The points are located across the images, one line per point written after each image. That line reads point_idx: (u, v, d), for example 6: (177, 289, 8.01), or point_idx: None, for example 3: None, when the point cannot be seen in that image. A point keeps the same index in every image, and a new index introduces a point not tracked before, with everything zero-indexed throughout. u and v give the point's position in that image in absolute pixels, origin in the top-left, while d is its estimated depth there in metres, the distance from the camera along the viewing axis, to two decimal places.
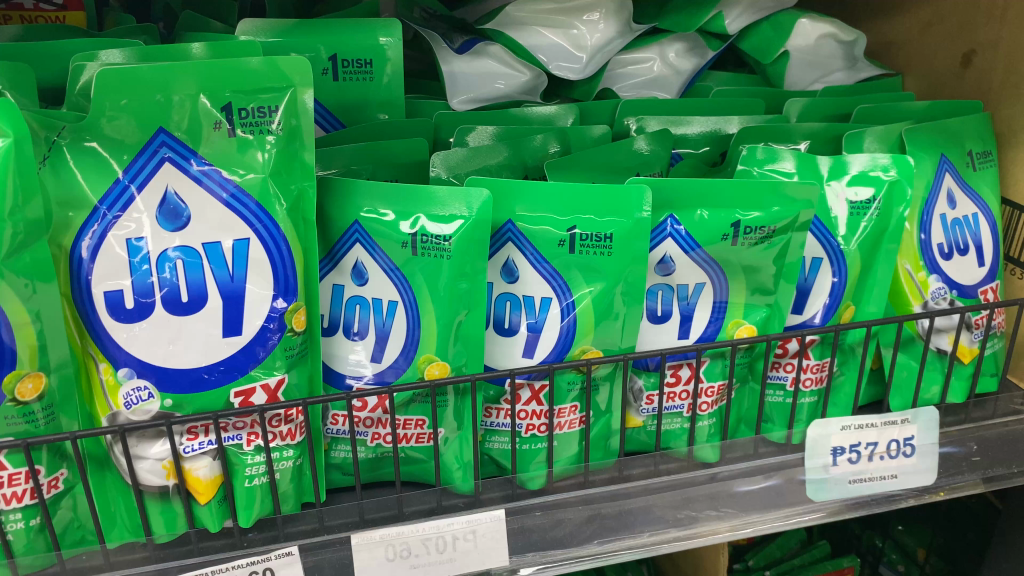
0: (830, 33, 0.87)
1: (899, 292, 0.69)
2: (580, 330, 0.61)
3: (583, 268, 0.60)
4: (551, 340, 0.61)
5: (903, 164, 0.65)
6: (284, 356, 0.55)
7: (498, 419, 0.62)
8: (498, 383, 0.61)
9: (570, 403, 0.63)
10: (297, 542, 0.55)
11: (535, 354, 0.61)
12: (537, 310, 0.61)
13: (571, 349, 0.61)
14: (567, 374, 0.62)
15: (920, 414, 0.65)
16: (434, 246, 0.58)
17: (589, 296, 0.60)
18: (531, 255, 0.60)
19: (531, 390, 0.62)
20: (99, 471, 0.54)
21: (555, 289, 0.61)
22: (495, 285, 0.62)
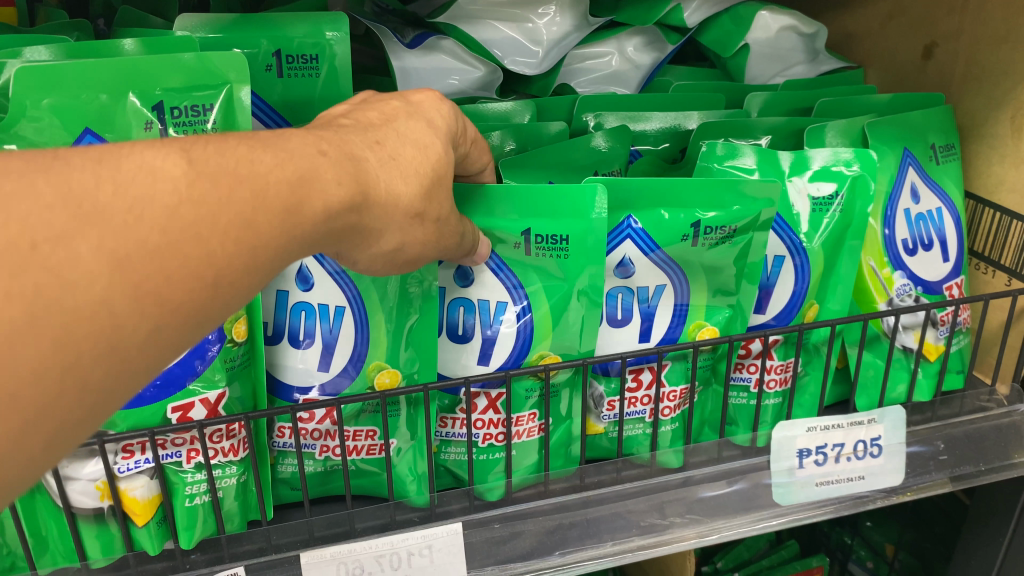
0: (791, 25, 0.86)
1: (863, 288, 0.68)
2: (538, 335, 0.59)
3: (538, 271, 0.58)
4: (505, 347, 0.59)
5: (865, 159, 0.63)
6: (225, 367, 0.53)
7: (453, 429, 0.60)
8: (453, 393, 0.59)
9: (528, 410, 0.61)
10: (244, 562, 0.52)
11: (490, 362, 0.59)
12: (492, 315, 0.59)
13: (529, 354, 0.59)
14: (526, 382, 0.60)
15: (887, 413, 0.63)
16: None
17: (545, 301, 0.58)
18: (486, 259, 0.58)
19: (487, 399, 0.60)
20: (27, 494, 0.51)
21: (511, 293, 0.59)
22: (447, 289, 0.59)
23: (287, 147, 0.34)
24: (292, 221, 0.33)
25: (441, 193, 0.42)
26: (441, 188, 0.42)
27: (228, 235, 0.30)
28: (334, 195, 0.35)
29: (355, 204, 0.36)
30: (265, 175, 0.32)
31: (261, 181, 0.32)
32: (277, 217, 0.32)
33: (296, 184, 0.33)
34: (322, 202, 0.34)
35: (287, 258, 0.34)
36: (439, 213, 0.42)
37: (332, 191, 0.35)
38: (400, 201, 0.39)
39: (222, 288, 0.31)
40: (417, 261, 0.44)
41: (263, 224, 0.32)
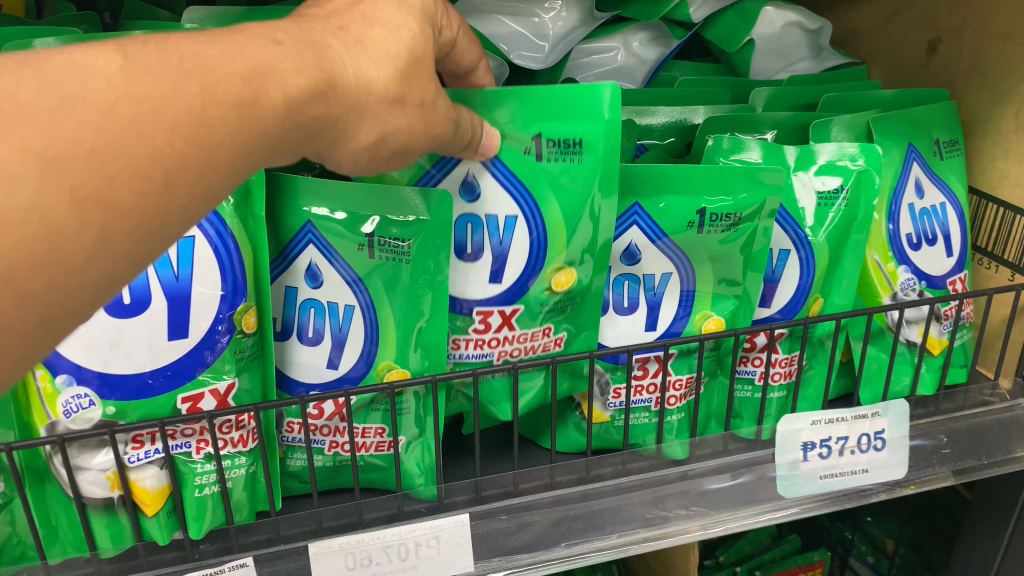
0: (796, 20, 0.86)
1: (867, 283, 0.68)
2: (551, 248, 0.59)
3: (549, 182, 0.58)
4: (518, 264, 0.59)
5: (870, 153, 0.64)
6: (234, 359, 0.53)
7: (466, 350, 0.60)
8: (464, 313, 0.60)
9: (538, 326, 0.60)
10: (252, 552, 0.52)
11: (502, 279, 0.59)
12: (501, 229, 0.59)
13: (542, 271, 0.59)
14: (540, 294, 0.59)
15: (890, 407, 0.64)
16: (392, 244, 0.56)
17: (557, 211, 0.58)
18: (495, 169, 0.58)
19: (501, 316, 0.59)
20: (37, 484, 0.52)
21: (522, 208, 0.59)
22: (456, 205, 0.59)
23: (239, 40, 0.34)
24: (248, 116, 0.33)
25: (420, 77, 0.41)
26: (421, 70, 0.41)
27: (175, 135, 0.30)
28: (292, 84, 0.34)
29: (320, 92, 0.36)
30: (220, 73, 0.32)
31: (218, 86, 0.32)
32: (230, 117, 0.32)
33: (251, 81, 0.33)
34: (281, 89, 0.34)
35: (249, 158, 0.34)
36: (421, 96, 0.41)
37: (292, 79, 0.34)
38: (372, 85, 0.38)
39: (177, 188, 0.31)
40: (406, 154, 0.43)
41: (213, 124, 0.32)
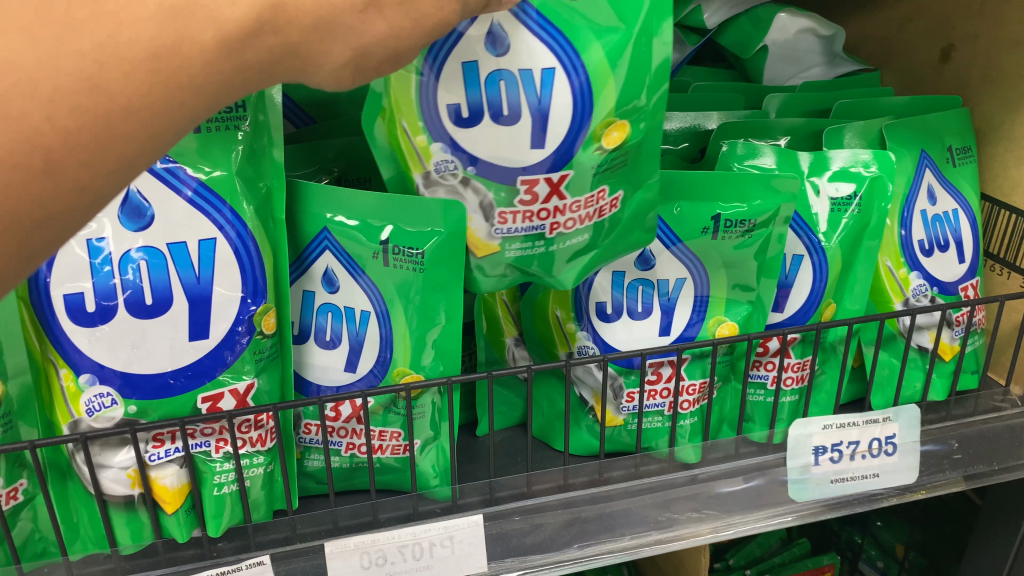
0: (808, 28, 0.86)
1: (880, 290, 0.69)
2: (599, 102, 0.51)
3: (583, 22, 0.50)
4: (562, 120, 0.50)
5: (884, 160, 0.64)
6: (254, 359, 0.54)
7: (515, 225, 0.52)
8: (510, 183, 0.51)
9: (593, 189, 0.53)
10: (269, 551, 0.53)
11: (546, 144, 0.51)
12: (538, 86, 0.50)
13: (592, 123, 0.51)
14: (591, 154, 0.52)
15: (902, 412, 0.64)
16: (450, 167, 0.52)
17: (598, 54, 0.50)
18: (527, 18, 0.49)
19: (549, 184, 0.51)
20: (60, 481, 0.53)
21: (561, 60, 0.50)
22: (481, 63, 0.49)
23: None
24: (163, 71, 0.29)
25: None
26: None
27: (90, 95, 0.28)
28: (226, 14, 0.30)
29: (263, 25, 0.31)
30: (137, 22, 0.28)
31: (126, 40, 0.28)
32: (142, 78, 0.29)
33: (168, 26, 0.29)
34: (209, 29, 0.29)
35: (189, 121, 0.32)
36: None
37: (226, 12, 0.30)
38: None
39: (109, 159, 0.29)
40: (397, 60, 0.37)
41: (117, 85, 0.28)
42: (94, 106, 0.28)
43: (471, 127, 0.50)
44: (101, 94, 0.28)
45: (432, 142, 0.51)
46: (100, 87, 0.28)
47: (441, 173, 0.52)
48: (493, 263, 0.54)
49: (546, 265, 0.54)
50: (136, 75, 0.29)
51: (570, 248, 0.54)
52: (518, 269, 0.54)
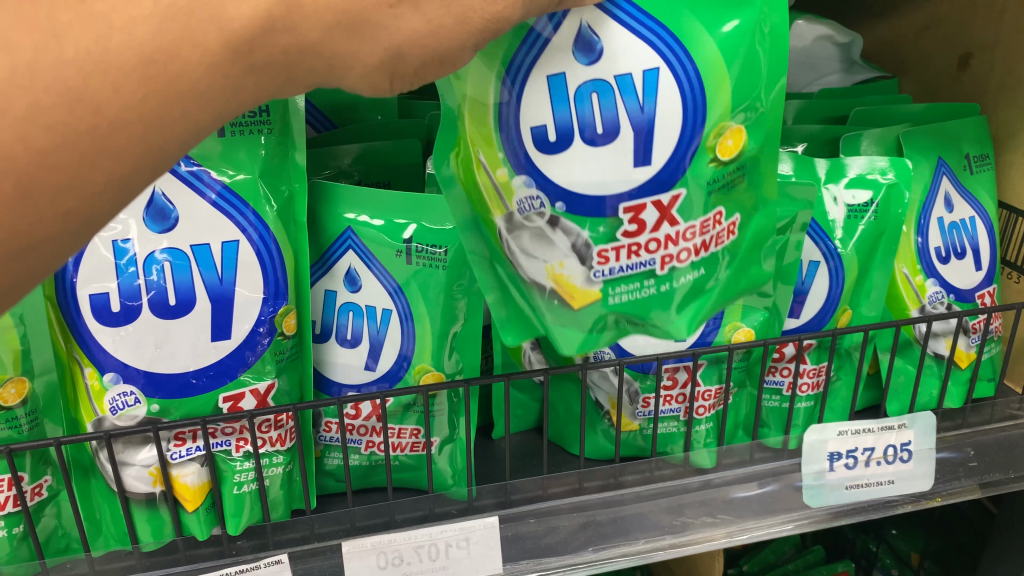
0: (826, 35, 0.86)
1: (896, 295, 0.69)
2: (715, 102, 0.43)
3: (693, 10, 0.43)
4: (671, 131, 0.43)
5: (901, 167, 0.65)
6: (274, 360, 0.54)
7: (619, 264, 0.44)
8: (608, 216, 0.43)
9: (708, 213, 0.45)
10: (287, 550, 0.54)
11: (652, 160, 0.43)
12: (640, 93, 0.42)
13: (706, 129, 0.44)
14: (705, 172, 0.44)
15: (918, 419, 0.64)
16: (537, 205, 0.45)
17: (711, 44, 0.43)
18: (621, 15, 0.41)
19: (657, 208, 0.44)
20: (83, 477, 0.54)
21: (666, 59, 0.42)
22: (571, 73, 0.42)
23: None
24: (159, 76, 0.32)
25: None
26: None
27: (71, 106, 0.30)
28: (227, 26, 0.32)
29: (271, 23, 0.33)
30: (132, 22, 0.30)
31: (117, 44, 0.30)
32: (136, 81, 0.31)
33: (168, 26, 0.31)
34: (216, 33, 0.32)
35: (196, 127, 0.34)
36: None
37: (232, 14, 0.32)
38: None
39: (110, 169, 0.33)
40: (423, 76, 0.37)
41: (107, 96, 0.31)
42: (79, 117, 0.31)
43: (557, 153, 0.43)
44: (87, 106, 0.31)
45: (513, 175, 0.45)
46: (84, 96, 0.31)
47: (526, 214, 0.45)
48: (589, 313, 0.46)
49: (653, 310, 0.46)
50: (127, 80, 0.31)
51: (681, 291, 0.46)
52: (618, 316, 0.46)
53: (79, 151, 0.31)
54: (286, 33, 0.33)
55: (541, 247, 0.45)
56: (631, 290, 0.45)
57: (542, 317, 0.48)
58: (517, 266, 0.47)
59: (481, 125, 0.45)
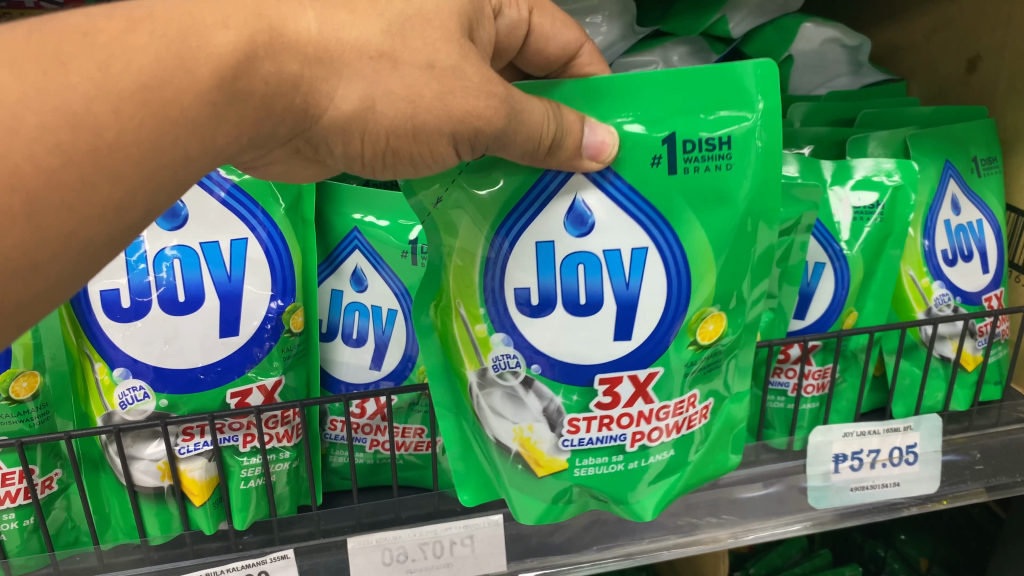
0: (835, 38, 0.86)
1: (902, 298, 0.69)
2: (695, 289, 0.47)
3: (689, 201, 0.46)
4: (653, 311, 0.46)
5: (906, 169, 0.64)
6: (282, 356, 0.55)
7: (590, 434, 0.47)
8: (585, 384, 0.46)
9: (683, 394, 0.48)
10: (293, 545, 0.54)
11: (632, 335, 0.46)
12: (626, 271, 0.45)
13: (687, 312, 0.47)
14: (682, 351, 0.47)
15: (923, 421, 0.64)
16: (512, 363, 0.47)
17: (699, 230, 0.46)
18: (614, 191, 0.45)
19: (633, 383, 0.46)
20: (93, 471, 0.55)
21: (653, 237, 0.46)
22: (558, 243, 0.45)
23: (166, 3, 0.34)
24: (154, 101, 0.33)
25: (425, 31, 0.37)
26: (430, 25, 0.37)
27: (75, 129, 0.32)
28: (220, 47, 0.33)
29: (255, 51, 0.34)
30: (132, 52, 0.32)
31: (118, 71, 0.32)
32: (132, 108, 0.33)
33: (168, 41, 0.33)
34: (208, 67, 0.33)
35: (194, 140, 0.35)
36: (433, 58, 0.37)
37: (217, 51, 0.33)
38: (346, 40, 0.36)
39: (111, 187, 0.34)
40: (418, 135, 0.39)
41: (106, 121, 0.32)
42: (80, 141, 0.32)
43: (540, 316, 0.46)
44: (88, 128, 0.32)
45: (491, 333, 0.47)
46: (84, 121, 0.32)
47: (500, 371, 0.47)
48: (555, 483, 0.48)
49: (624, 487, 0.48)
50: (124, 106, 0.32)
51: (651, 469, 0.48)
52: (587, 491, 0.49)
53: (82, 168, 0.32)
54: (265, 68, 0.35)
55: (513, 409, 0.47)
56: (613, 461, 0.47)
57: (511, 476, 0.49)
58: (486, 425, 0.49)
59: (465, 278, 0.48)
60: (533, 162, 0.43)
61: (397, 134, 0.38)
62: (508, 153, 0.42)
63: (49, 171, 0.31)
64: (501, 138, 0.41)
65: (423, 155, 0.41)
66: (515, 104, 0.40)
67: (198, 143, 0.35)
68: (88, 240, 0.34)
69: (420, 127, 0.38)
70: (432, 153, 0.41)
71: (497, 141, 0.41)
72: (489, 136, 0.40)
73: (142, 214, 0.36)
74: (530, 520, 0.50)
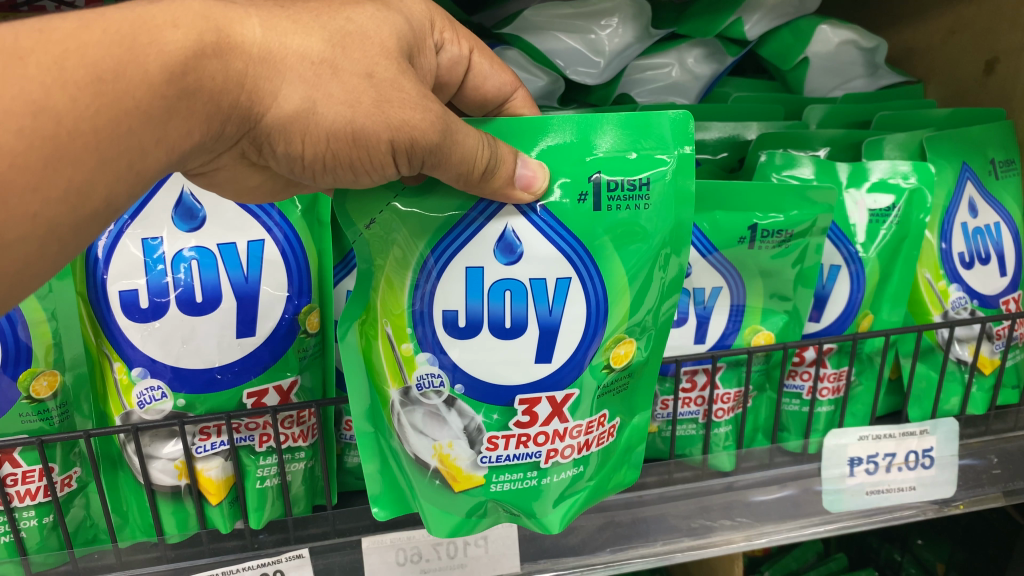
0: (851, 40, 0.86)
1: (918, 301, 0.68)
2: (613, 312, 0.47)
3: (612, 232, 0.46)
4: (572, 337, 0.46)
5: (923, 171, 0.65)
6: (298, 358, 0.56)
7: (507, 452, 0.46)
8: (504, 404, 0.45)
9: (594, 414, 0.47)
10: (308, 545, 0.55)
11: (553, 358, 0.46)
12: (548, 298, 0.45)
13: (604, 337, 0.47)
14: (596, 373, 0.47)
15: (939, 425, 0.64)
16: (435, 382, 0.46)
17: (619, 258, 0.46)
18: (542, 222, 0.45)
19: (551, 403, 0.46)
20: (111, 471, 0.56)
21: (578, 268, 0.46)
22: (487, 268, 0.45)
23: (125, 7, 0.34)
24: (109, 93, 0.33)
25: (366, 46, 0.38)
26: (370, 42, 0.38)
27: (36, 116, 0.32)
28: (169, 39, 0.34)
29: (202, 50, 0.35)
30: (84, 46, 0.33)
31: (72, 63, 0.33)
32: (89, 99, 0.33)
33: (116, 29, 0.33)
34: (159, 62, 0.34)
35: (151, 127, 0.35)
36: (371, 68, 0.37)
37: (166, 46, 0.34)
38: (289, 46, 0.36)
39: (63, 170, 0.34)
40: (357, 139, 0.38)
41: (64, 107, 0.33)
42: (40, 127, 0.32)
43: (464, 339, 0.45)
44: (49, 116, 0.32)
45: (417, 351, 0.46)
46: (45, 109, 0.32)
47: (424, 390, 0.46)
48: (468, 500, 0.47)
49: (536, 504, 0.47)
50: (81, 96, 0.33)
51: (564, 484, 0.47)
52: (500, 506, 0.47)
53: (44, 153, 0.33)
54: (212, 67, 0.35)
55: (433, 427, 0.46)
56: (527, 475, 0.46)
57: (424, 495, 0.48)
58: (404, 441, 0.47)
59: (394, 293, 0.46)
60: (468, 187, 0.42)
61: (336, 135, 0.38)
62: (443, 172, 0.41)
63: (13, 153, 0.32)
64: (438, 155, 0.40)
65: (363, 161, 0.40)
66: (450, 124, 0.39)
67: (153, 134, 0.35)
68: (51, 225, 0.35)
69: (359, 132, 0.38)
70: (373, 161, 0.40)
71: (433, 158, 0.40)
72: (426, 150, 0.39)
73: (102, 201, 0.36)
74: (440, 534, 0.48)
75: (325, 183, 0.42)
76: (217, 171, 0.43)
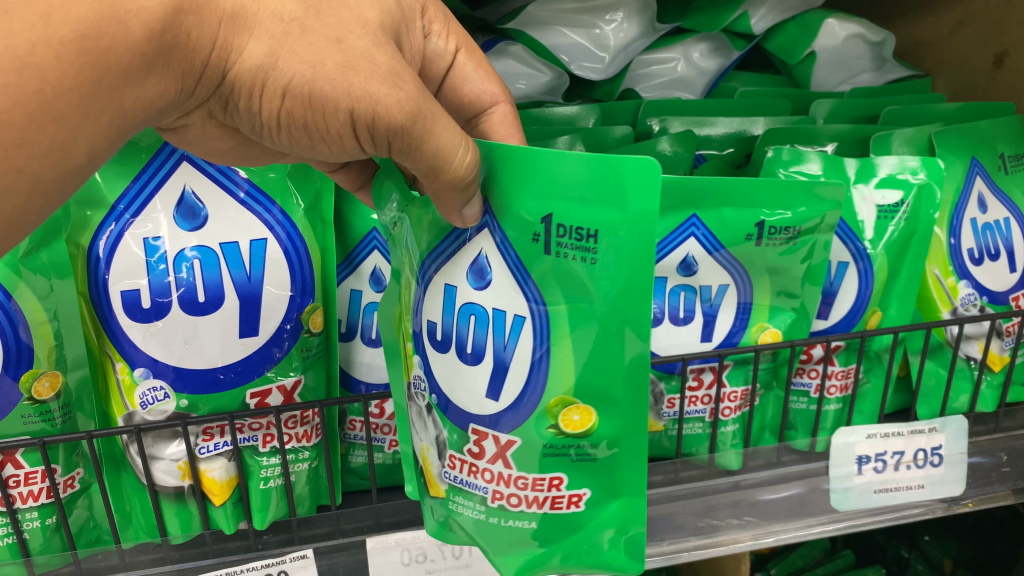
0: (859, 33, 0.87)
1: (927, 297, 0.67)
2: (558, 372, 0.42)
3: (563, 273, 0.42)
4: (521, 378, 0.43)
5: (932, 166, 0.64)
6: (301, 357, 0.55)
7: (461, 476, 0.45)
8: (461, 427, 0.44)
9: (543, 473, 0.43)
10: (313, 545, 0.55)
11: (500, 398, 0.43)
12: (506, 333, 0.43)
13: (551, 397, 0.43)
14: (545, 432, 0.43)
15: (948, 422, 0.64)
16: (422, 387, 0.46)
17: (564, 304, 0.42)
18: (507, 254, 0.42)
19: (495, 442, 0.44)
20: (115, 471, 0.55)
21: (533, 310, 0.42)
22: (458, 288, 0.44)
23: None
24: (92, 53, 0.33)
25: (342, 12, 0.36)
26: (349, 11, 0.37)
27: (19, 71, 0.32)
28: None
29: (180, 6, 0.34)
30: (69, 4, 0.32)
31: (56, 18, 0.32)
32: (72, 58, 0.33)
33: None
34: (141, 21, 0.33)
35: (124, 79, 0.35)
36: (344, 33, 0.36)
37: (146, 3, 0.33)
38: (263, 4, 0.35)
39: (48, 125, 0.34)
40: (313, 99, 0.37)
41: (49, 64, 0.32)
42: (25, 84, 0.32)
43: (439, 352, 0.44)
44: (32, 71, 0.32)
45: (414, 352, 0.46)
46: (29, 64, 0.32)
47: (416, 391, 0.47)
48: (440, 509, 0.47)
49: (485, 538, 0.45)
50: (66, 54, 0.32)
51: (518, 533, 0.45)
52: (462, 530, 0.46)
53: (29, 110, 0.33)
54: (188, 22, 0.35)
55: (422, 426, 0.47)
56: (478, 509, 0.45)
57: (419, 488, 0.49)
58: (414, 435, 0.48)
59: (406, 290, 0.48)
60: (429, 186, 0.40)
61: (291, 93, 0.37)
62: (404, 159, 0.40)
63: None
64: (405, 138, 0.38)
65: (322, 128, 0.38)
66: (424, 111, 0.38)
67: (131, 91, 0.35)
68: (37, 180, 0.35)
69: (317, 94, 0.37)
70: (330, 128, 0.38)
71: (401, 142, 0.38)
72: (390, 131, 0.38)
73: (86, 156, 0.36)
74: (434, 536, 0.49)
75: (284, 145, 0.41)
76: (188, 127, 0.43)
